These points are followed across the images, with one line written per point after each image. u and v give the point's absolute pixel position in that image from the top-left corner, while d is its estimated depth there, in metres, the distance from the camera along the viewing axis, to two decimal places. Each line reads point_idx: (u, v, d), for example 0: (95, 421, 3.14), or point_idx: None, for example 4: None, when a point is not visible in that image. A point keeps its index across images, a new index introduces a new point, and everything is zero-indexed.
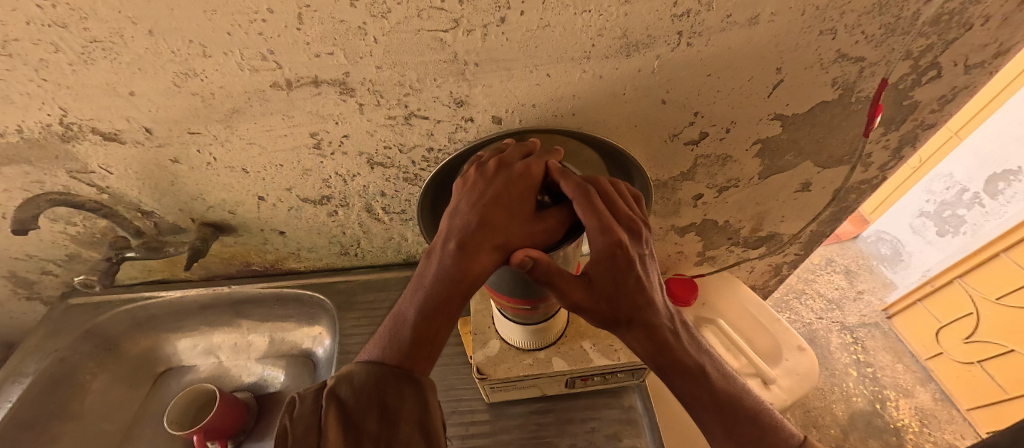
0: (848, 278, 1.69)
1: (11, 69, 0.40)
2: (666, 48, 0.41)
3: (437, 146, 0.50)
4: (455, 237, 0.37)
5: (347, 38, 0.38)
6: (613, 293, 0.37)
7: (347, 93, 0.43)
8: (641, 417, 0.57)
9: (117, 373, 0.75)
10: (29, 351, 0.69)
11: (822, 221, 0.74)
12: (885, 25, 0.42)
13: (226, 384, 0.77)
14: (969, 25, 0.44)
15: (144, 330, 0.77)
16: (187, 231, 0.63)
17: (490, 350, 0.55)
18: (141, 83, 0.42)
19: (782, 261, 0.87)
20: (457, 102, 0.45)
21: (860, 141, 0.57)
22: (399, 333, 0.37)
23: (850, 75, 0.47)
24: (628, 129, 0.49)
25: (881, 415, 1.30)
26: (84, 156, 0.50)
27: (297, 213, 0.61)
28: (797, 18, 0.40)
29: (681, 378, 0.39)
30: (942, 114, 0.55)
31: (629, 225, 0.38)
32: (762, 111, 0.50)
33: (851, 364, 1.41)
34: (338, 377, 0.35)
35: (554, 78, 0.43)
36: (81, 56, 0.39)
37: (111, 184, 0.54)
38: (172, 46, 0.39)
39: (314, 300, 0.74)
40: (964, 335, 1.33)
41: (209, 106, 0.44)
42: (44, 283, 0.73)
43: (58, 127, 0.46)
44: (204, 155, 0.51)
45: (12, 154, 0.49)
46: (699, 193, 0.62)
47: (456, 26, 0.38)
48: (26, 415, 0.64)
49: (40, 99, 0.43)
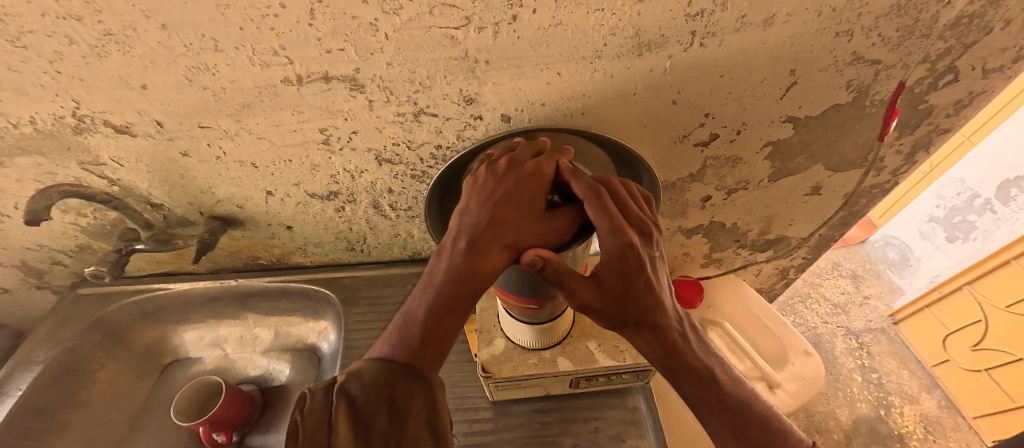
0: (855, 282, 1.67)
1: (26, 61, 0.40)
2: (678, 48, 0.41)
3: (445, 143, 0.50)
4: (465, 235, 0.37)
5: (359, 34, 0.38)
6: (623, 295, 0.37)
7: (357, 89, 0.43)
8: (645, 419, 0.57)
9: (125, 363, 0.76)
10: (39, 339, 0.70)
11: (831, 225, 0.73)
12: (902, 27, 0.42)
13: (232, 377, 0.78)
14: (988, 28, 0.43)
15: (152, 322, 0.78)
16: (195, 224, 0.63)
17: (495, 348, 0.55)
18: (154, 76, 0.42)
19: (789, 264, 0.86)
20: (467, 99, 0.44)
21: (873, 145, 0.56)
22: (408, 330, 0.37)
23: (865, 78, 0.47)
24: (638, 130, 0.49)
25: (885, 421, 1.29)
26: (96, 148, 0.51)
27: (304, 208, 0.61)
28: (812, 19, 0.40)
29: (689, 380, 0.38)
30: (958, 119, 0.54)
31: (640, 226, 0.38)
32: (774, 113, 0.49)
33: (856, 370, 1.40)
34: (348, 373, 0.35)
35: (564, 77, 0.43)
36: (94, 49, 0.39)
37: (121, 176, 0.55)
38: (185, 40, 0.39)
39: (320, 295, 0.74)
40: (972, 343, 1.31)
41: (220, 100, 0.45)
42: (54, 273, 0.74)
43: (71, 119, 0.47)
44: (214, 149, 0.51)
45: (25, 145, 0.50)
46: (707, 194, 0.61)
47: (468, 23, 0.37)
48: (36, 403, 0.65)
49: (53, 91, 0.43)
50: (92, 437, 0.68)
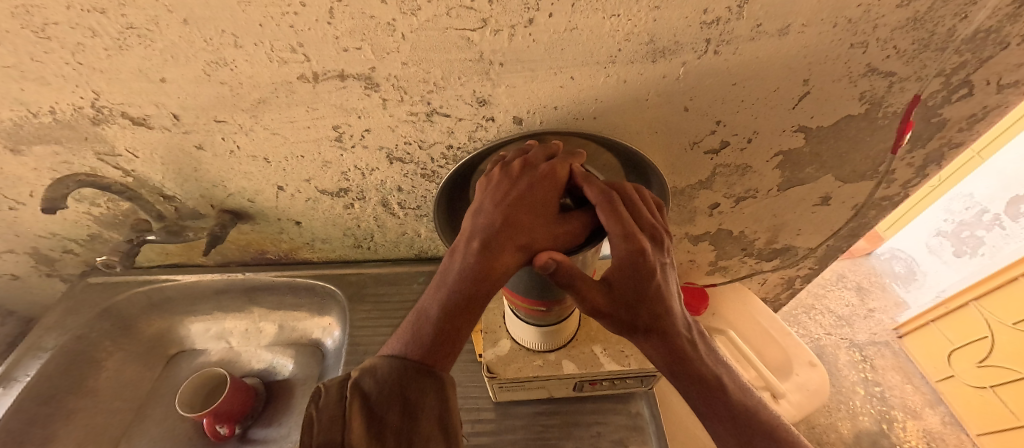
0: (859, 294, 1.66)
1: (49, 52, 0.41)
2: (692, 55, 0.41)
3: (456, 143, 0.50)
4: (479, 235, 0.38)
5: (377, 34, 0.39)
6: (634, 301, 0.37)
7: (372, 88, 0.44)
8: (648, 424, 0.57)
9: (131, 352, 0.76)
10: (49, 326, 0.71)
11: (839, 236, 0.73)
12: (918, 40, 0.42)
13: (237, 369, 0.78)
14: (1005, 44, 0.43)
15: (159, 312, 0.78)
16: (206, 217, 0.64)
17: (500, 349, 0.55)
18: (173, 70, 0.42)
19: (795, 275, 0.86)
20: (479, 101, 0.45)
21: (885, 157, 0.56)
22: (421, 329, 0.37)
23: (879, 90, 0.47)
24: (648, 135, 0.49)
25: (887, 436, 1.27)
26: (112, 139, 0.51)
27: (314, 204, 0.61)
28: (828, 30, 0.40)
29: (697, 388, 0.38)
30: (971, 133, 0.54)
31: (651, 232, 0.38)
32: (786, 122, 0.49)
33: (859, 383, 1.39)
34: (361, 369, 0.35)
35: (577, 81, 0.43)
36: (117, 42, 0.40)
37: (136, 168, 0.56)
38: (205, 35, 0.39)
39: (326, 291, 0.75)
40: (977, 359, 1.30)
41: (237, 95, 0.45)
42: (65, 261, 0.75)
43: (89, 110, 0.47)
44: (228, 143, 0.51)
45: (43, 133, 0.50)
46: (716, 202, 0.61)
47: (485, 26, 0.38)
48: (43, 389, 0.65)
49: (74, 82, 0.44)
50: (96, 425, 0.68)
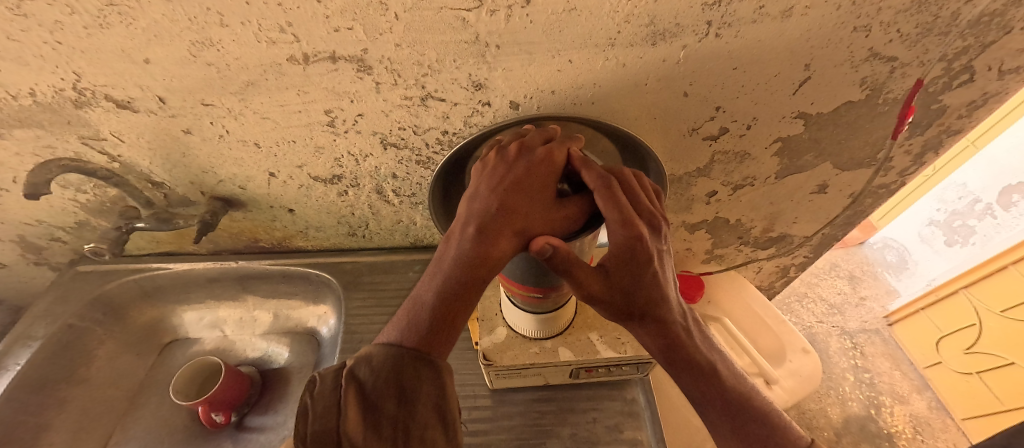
0: (851, 283, 1.67)
1: (25, 29, 0.39)
2: (693, 38, 0.40)
3: (451, 129, 0.49)
4: (475, 220, 0.37)
5: (369, 14, 0.37)
6: (630, 288, 0.37)
7: (365, 71, 0.42)
8: (642, 411, 0.57)
9: (123, 341, 0.75)
10: (36, 315, 0.69)
11: (835, 225, 0.73)
12: (921, 24, 0.41)
13: (232, 358, 0.78)
14: (1008, 28, 0.43)
15: (151, 300, 0.77)
16: (196, 204, 0.63)
17: (496, 337, 0.55)
18: (157, 50, 0.41)
19: (789, 263, 0.86)
20: (475, 84, 0.44)
21: (884, 143, 0.55)
22: (416, 316, 0.36)
23: (880, 75, 0.46)
24: (647, 121, 0.48)
25: (875, 420, 1.29)
26: (96, 123, 0.50)
27: (307, 191, 0.60)
28: (832, 12, 0.39)
29: (691, 375, 0.38)
30: (970, 120, 0.54)
31: (649, 218, 0.38)
32: (786, 109, 0.49)
33: (850, 369, 1.40)
34: (358, 357, 0.35)
35: (576, 64, 0.42)
36: (97, 20, 0.38)
37: (122, 153, 0.54)
38: (189, 13, 0.38)
39: (320, 279, 0.74)
40: (965, 346, 1.33)
41: (224, 77, 0.44)
42: (52, 249, 0.73)
43: (71, 93, 0.46)
44: (217, 127, 0.50)
45: (24, 117, 0.49)
46: (713, 190, 0.61)
47: (480, 6, 0.36)
48: (34, 378, 0.65)
49: (53, 62, 0.42)
50: (89, 413, 0.68)
